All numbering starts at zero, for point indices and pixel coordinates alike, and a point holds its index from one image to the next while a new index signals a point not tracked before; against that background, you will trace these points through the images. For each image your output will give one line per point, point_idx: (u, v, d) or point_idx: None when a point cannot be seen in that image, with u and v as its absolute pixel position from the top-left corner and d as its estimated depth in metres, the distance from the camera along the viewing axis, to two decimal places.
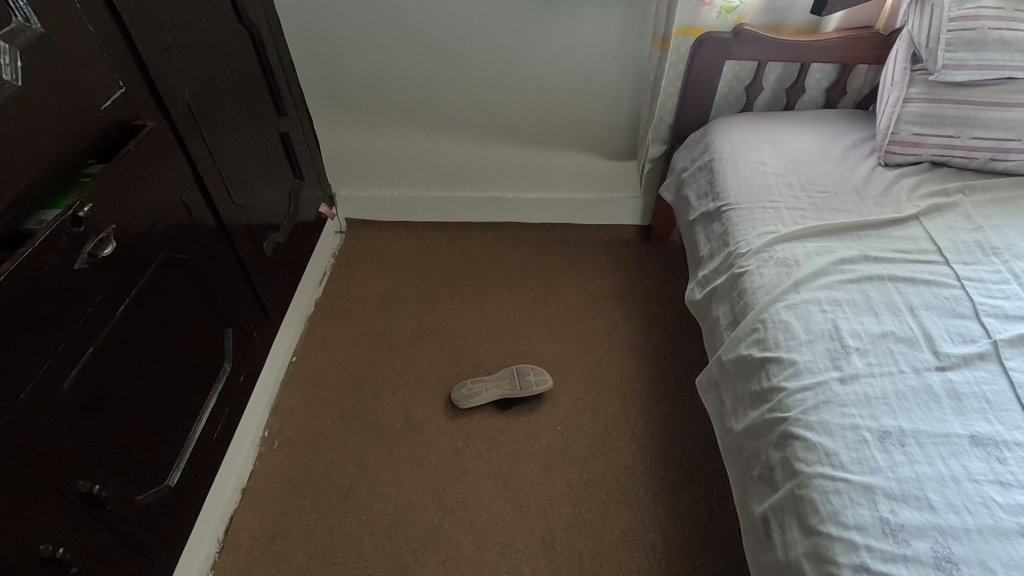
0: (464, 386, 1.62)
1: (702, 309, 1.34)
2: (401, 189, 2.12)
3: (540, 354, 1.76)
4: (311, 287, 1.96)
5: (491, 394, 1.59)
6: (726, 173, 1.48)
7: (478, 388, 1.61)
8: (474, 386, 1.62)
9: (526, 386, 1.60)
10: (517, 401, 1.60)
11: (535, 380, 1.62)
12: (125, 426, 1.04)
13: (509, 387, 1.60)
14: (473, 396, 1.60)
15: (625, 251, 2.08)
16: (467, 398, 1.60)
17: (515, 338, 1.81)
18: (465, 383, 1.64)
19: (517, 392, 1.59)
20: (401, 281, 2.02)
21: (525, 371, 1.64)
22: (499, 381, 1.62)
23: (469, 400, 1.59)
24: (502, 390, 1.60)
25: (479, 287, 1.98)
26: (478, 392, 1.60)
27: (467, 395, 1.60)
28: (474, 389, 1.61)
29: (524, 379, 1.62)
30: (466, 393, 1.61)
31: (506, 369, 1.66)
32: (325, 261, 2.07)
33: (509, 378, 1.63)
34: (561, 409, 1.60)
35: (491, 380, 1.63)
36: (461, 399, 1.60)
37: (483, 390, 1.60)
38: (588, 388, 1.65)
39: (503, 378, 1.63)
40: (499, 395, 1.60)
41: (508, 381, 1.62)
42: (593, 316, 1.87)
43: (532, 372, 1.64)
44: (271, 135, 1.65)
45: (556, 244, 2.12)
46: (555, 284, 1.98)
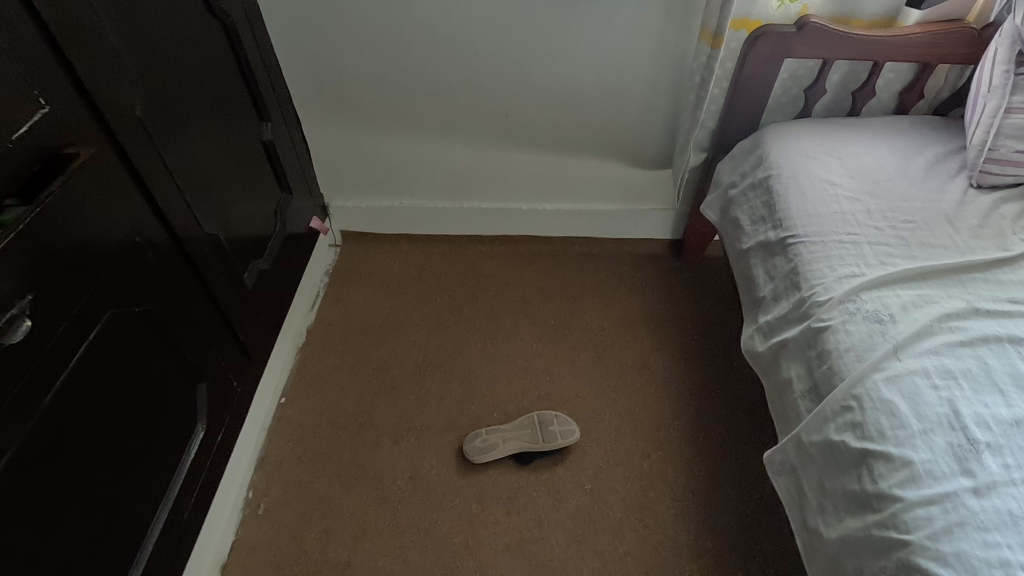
0: (479, 437, 1.42)
1: (765, 363, 1.13)
2: (403, 199, 1.89)
3: (562, 394, 1.55)
4: (302, 313, 1.74)
5: (509, 448, 1.39)
6: (789, 195, 1.25)
7: (495, 440, 1.41)
8: (491, 436, 1.42)
9: (549, 440, 1.39)
10: (539, 455, 1.40)
11: (559, 432, 1.41)
12: (59, 537, 0.84)
13: (529, 439, 1.40)
14: (489, 449, 1.39)
15: (653, 270, 1.86)
16: (483, 452, 1.39)
17: (534, 374, 1.60)
18: (480, 432, 1.43)
19: (538, 446, 1.39)
20: (403, 304, 1.80)
21: (547, 420, 1.43)
22: (519, 432, 1.42)
23: (484, 454, 1.39)
24: (522, 444, 1.39)
25: (492, 313, 1.76)
26: (496, 444, 1.40)
27: (481, 449, 1.40)
28: (491, 440, 1.41)
29: (547, 430, 1.41)
30: (482, 444, 1.40)
31: (526, 416, 1.45)
32: (317, 281, 1.85)
33: (530, 428, 1.42)
34: (589, 463, 1.40)
35: (508, 429, 1.43)
36: (475, 452, 1.39)
37: (499, 443, 1.40)
38: (619, 438, 1.45)
39: (523, 429, 1.42)
40: (518, 449, 1.39)
41: (528, 432, 1.41)
42: (621, 349, 1.66)
43: (555, 421, 1.43)
44: (251, 145, 1.41)
45: (576, 261, 1.89)
46: (576, 308, 1.76)
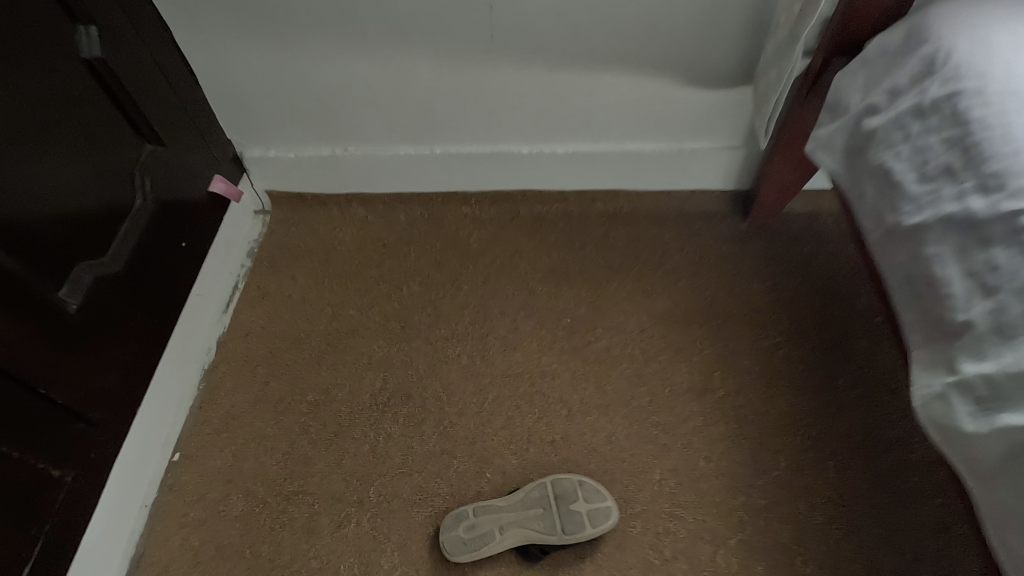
0: (465, 520, 0.93)
1: (984, 457, 0.61)
2: (349, 146, 1.30)
3: (588, 438, 1.05)
4: (207, 320, 1.22)
5: (507, 542, 0.91)
6: (1013, 128, 0.67)
7: (489, 527, 0.92)
8: (483, 520, 0.93)
9: (570, 529, 0.91)
10: (556, 548, 0.92)
11: (585, 514, 0.92)
12: None
13: (541, 528, 0.91)
14: (480, 543, 0.91)
15: (708, 240, 1.32)
16: (471, 546, 0.91)
17: (544, 407, 1.09)
18: (468, 511, 0.94)
19: (554, 539, 0.90)
20: (357, 300, 1.27)
21: (568, 494, 0.94)
22: (525, 514, 0.93)
23: (473, 550, 0.91)
24: (530, 536, 0.91)
25: (481, 310, 1.23)
26: (491, 533, 0.92)
27: (465, 544, 0.92)
28: (482, 527, 0.92)
29: (568, 511, 0.92)
30: (469, 534, 0.92)
31: (534, 484, 0.96)
32: (233, 267, 1.31)
33: (541, 507, 0.93)
34: (630, 557, 0.93)
35: (509, 509, 0.93)
36: (458, 548, 0.91)
37: (492, 535, 0.92)
38: (675, 513, 0.96)
39: (532, 508, 0.93)
40: (524, 542, 0.91)
41: (539, 515, 0.92)
42: (670, 363, 1.14)
43: (579, 495, 0.94)
44: (53, 70, 0.83)
45: (600, 228, 1.35)
46: (603, 301, 1.23)
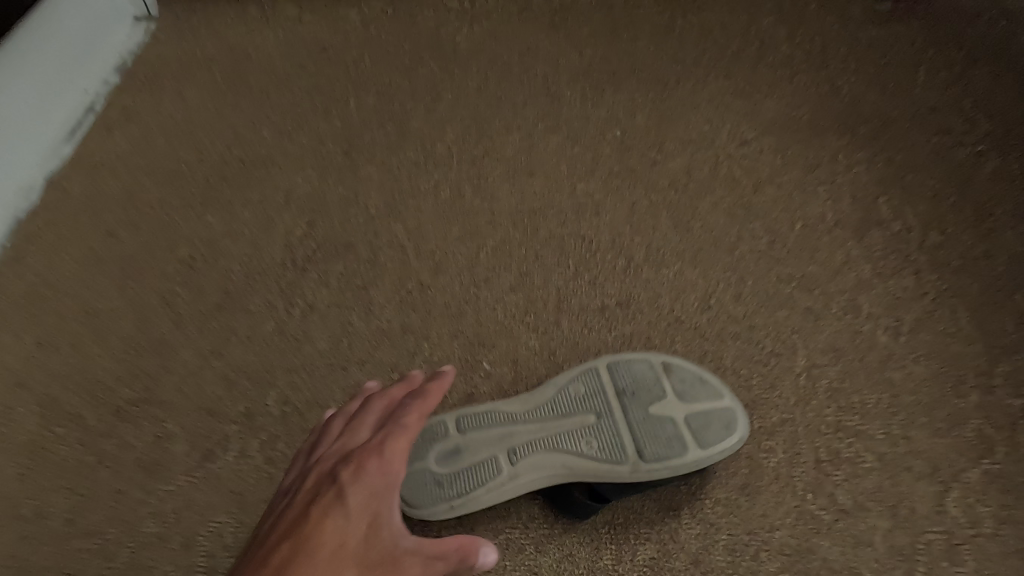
0: (441, 442, 0.47)
1: None
2: None
3: (666, 302, 0.58)
4: (32, 149, 0.75)
5: (527, 479, 0.45)
6: None
7: (489, 453, 0.46)
8: (477, 441, 0.47)
9: (655, 454, 0.44)
10: (623, 493, 0.46)
11: (682, 425, 0.46)
12: None
13: (595, 453, 0.45)
14: (472, 484, 0.45)
15: (833, 23, 0.83)
16: (453, 491, 0.45)
17: (583, 259, 0.62)
18: (445, 424, 0.48)
19: (622, 474, 0.44)
20: (276, 118, 0.79)
21: (645, 389, 0.47)
22: (561, 428, 0.47)
23: (457, 498, 0.45)
24: (573, 470, 0.45)
25: (473, 125, 0.76)
26: (494, 465, 0.46)
27: (440, 488, 0.45)
28: (476, 453, 0.46)
29: (647, 419, 0.46)
30: (449, 468, 0.46)
31: (575, 374, 0.49)
32: (92, 82, 0.84)
33: (593, 415, 0.47)
34: (770, 511, 0.46)
35: (528, 420, 0.47)
36: (427, 496, 0.45)
37: (497, 467, 0.45)
38: (847, 425, 0.50)
39: (574, 416, 0.47)
40: (560, 480, 0.45)
41: (589, 429, 0.46)
42: (798, 188, 0.66)
43: (669, 390, 0.47)
44: None
45: (661, 12, 0.86)
46: (671, 107, 0.75)
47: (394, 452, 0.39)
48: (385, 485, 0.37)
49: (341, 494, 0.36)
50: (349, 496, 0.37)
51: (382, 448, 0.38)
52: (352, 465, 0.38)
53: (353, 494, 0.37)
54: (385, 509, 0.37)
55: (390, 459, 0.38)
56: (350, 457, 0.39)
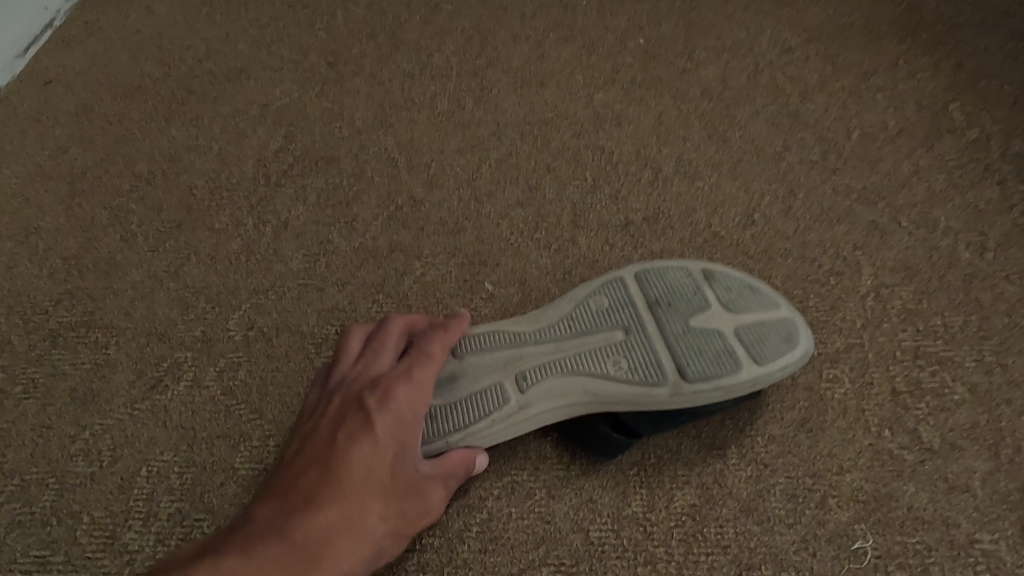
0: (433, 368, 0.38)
1: None
2: None
3: (700, 216, 0.49)
4: None
5: (543, 409, 0.37)
6: None
7: (494, 379, 0.37)
8: (478, 365, 0.38)
9: (700, 373, 0.36)
10: (660, 427, 0.37)
11: (730, 338, 0.37)
12: None
13: (625, 374, 0.36)
14: (474, 415, 0.36)
15: None
16: (450, 426, 0.36)
17: (602, 171, 0.53)
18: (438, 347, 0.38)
19: (659, 397, 0.36)
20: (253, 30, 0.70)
21: (683, 299, 0.38)
22: (581, 348, 0.38)
23: (455, 435, 0.36)
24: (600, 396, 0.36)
25: (475, 33, 0.66)
26: (501, 393, 0.37)
27: (436, 419, 0.36)
28: (478, 380, 0.37)
29: (688, 333, 0.37)
30: (445, 398, 0.37)
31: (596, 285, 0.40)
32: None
33: (621, 331, 0.38)
34: (837, 450, 0.37)
35: (540, 339, 0.38)
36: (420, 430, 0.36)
37: (505, 395, 0.37)
38: (926, 350, 0.41)
39: (596, 333, 0.38)
40: (584, 408, 0.37)
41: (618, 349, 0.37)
42: (854, 95, 0.57)
43: (713, 299, 0.38)
44: None
45: None
46: (702, 12, 0.66)
47: (424, 377, 0.36)
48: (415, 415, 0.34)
49: (370, 422, 0.33)
50: (378, 425, 0.33)
51: (411, 372, 0.35)
52: (381, 391, 0.34)
53: (380, 422, 0.34)
54: (415, 435, 0.34)
55: (423, 390, 0.35)
56: (376, 383, 0.35)
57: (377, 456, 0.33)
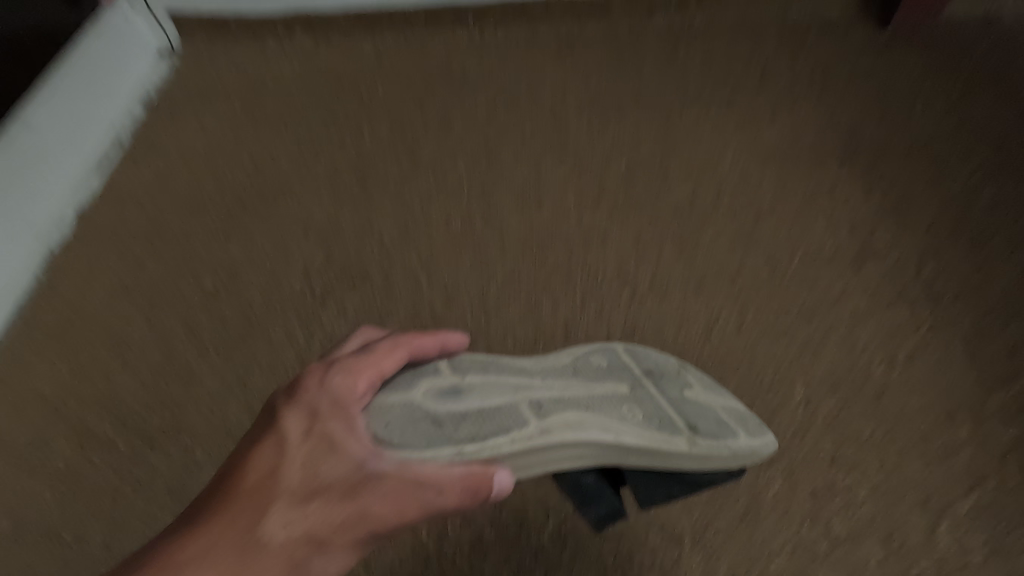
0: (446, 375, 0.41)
1: None
2: None
3: (669, 331, 0.61)
4: (62, 174, 0.79)
5: (563, 431, 0.39)
6: None
7: (505, 401, 0.41)
8: (487, 384, 0.42)
9: (706, 432, 0.44)
10: (649, 493, 0.45)
11: (714, 413, 0.46)
12: None
13: (641, 418, 0.43)
14: (492, 432, 0.39)
15: (832, 55, 0.86)
16: (460, 434, 0.38)
17: (590, 288, 0.65)
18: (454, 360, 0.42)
19: (676, 445, 0.42)
20: (295, 149, 0.82)
21: (670, 378, 0.48)
22: (583, 384, 0.44)
23: (468, 445, 0.38)
24: (609, 431, 0.41)
25: (484, 156, 0.79)
26: (504, 410, 0.40)
27: (437, 430, 0.38)
28: (483, 395, 0.41)
29: (683, 403, 0.46)
30: (453, 414, 0.39)
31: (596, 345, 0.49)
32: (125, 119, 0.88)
33: (620, 384, 0.46)
34: (769, 538, 0.49)
35: (549, 379, 0.44)
36: (429, 437, 0.37)
37: (524, 418, 0.40)
38: (844, 453, 0.52)
39: (606, 385, 0.45)
40: (602, 441, 0.40)
41: (617, 394, 0.45)
42: (799, 218, 0.69)
43: (691, 379, 0.48)
44: None
45: (663, 46, 0.89)
46: (675, 136, 0.78)
47: (343, 371, 0.37)
48: (333, 406, 0.36)
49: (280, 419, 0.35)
50: (286, 420, 0.36)
51: (331, 367, 0.38)
52: (295, 388, 0.37)
53: (292, 417, 0.36)
54: (337, 430, 0.36)
55: (340, 384, 0.37)
56: (295, 384, 0.38)
57: (289, 458, 0.34)
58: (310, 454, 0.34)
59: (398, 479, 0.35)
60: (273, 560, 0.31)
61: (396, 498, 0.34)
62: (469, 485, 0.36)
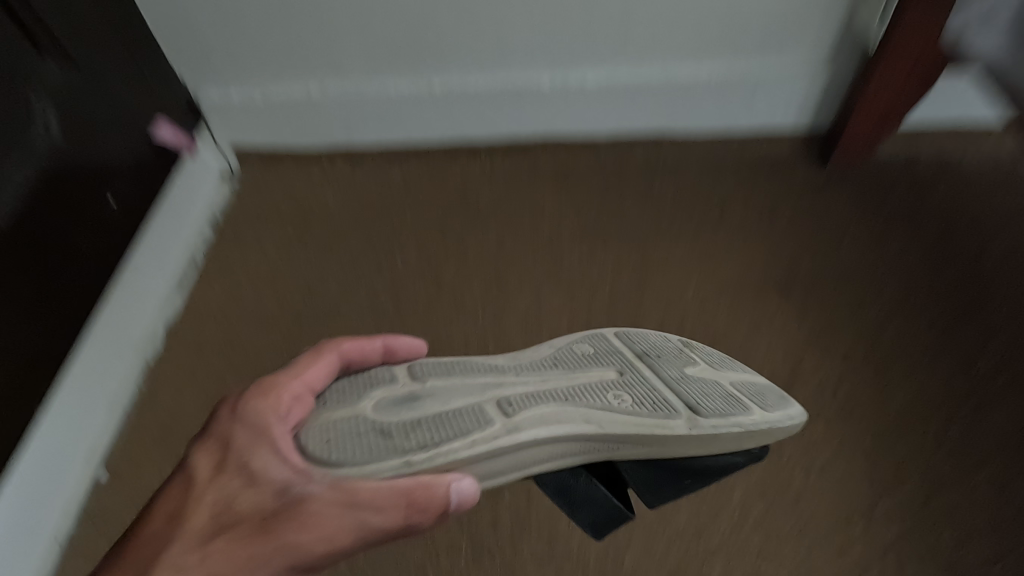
0: (399, 387, 0.56)
1: None
2: (330, 79, 1.06)
3: None
4: (153, 299, 0.95)
5: (549, 424, 0.54)
6: None
7: (460, 406, 0.55)
8: (445, 389, 0.57)
9: (706, 409, 0.60)
10: (660, 484, 0.61)
11: (718, 390, 0.64)
12: None
13: (638, 403, 0.58)
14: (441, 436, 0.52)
15: (779, 192, 1.04)
16: (410, 442, 0.51)
17: None
18: (399, 373, 0.57)
19: (676, 422, 0.58)
20: (339, 272, 1.01)
21: (666, 358, 0.66)
22: (569, 377, 0.60)
23: (409, 455, 0.50)
24: (596, 422, 0.56)
25: (494, 281, 0.97)
26: (461, 413, 0.54)
27: (376, 445, 0.50)
28: (435, 404, 0.55)
29: (680, 377, 0.63)
30: (402, 419, 0.53)
31: (583, 334, 0.68)
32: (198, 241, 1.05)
33: (611, 370, 0.63)
34: None
35: (529, 381, 0.59)
36: (378, 441, 0.50)
37: (504, 415, 0.54)
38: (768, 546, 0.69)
39: (600, 374, 0.62)
40: (591, 429, 0.55)
41: (608, 377, 0.62)
42: (745, 344, 0.86)
43: (687, 365, 0.66)
44: None
45: (642, 179, 1.08)
46: (649, 266, 0.97)
47: (254, 406, 0.51)
48: (259, 435, 0.49)
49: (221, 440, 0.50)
50: (230, 439, 0.49)
51: (262, 393, 0.52)
52: (239, 411, 0.51)
53: (236, 437, 0.49)
54: (260, 454, 0.48)
55: (272, 408, 0.51)
56: (236, 408, 0.51)
57: (208, 483, 0.48)
58: (231, 488, 0.47)
59: (325, 500, 0.46)
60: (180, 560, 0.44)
61: (335, 517, 0.45)
62: (402, 498, 0.47)
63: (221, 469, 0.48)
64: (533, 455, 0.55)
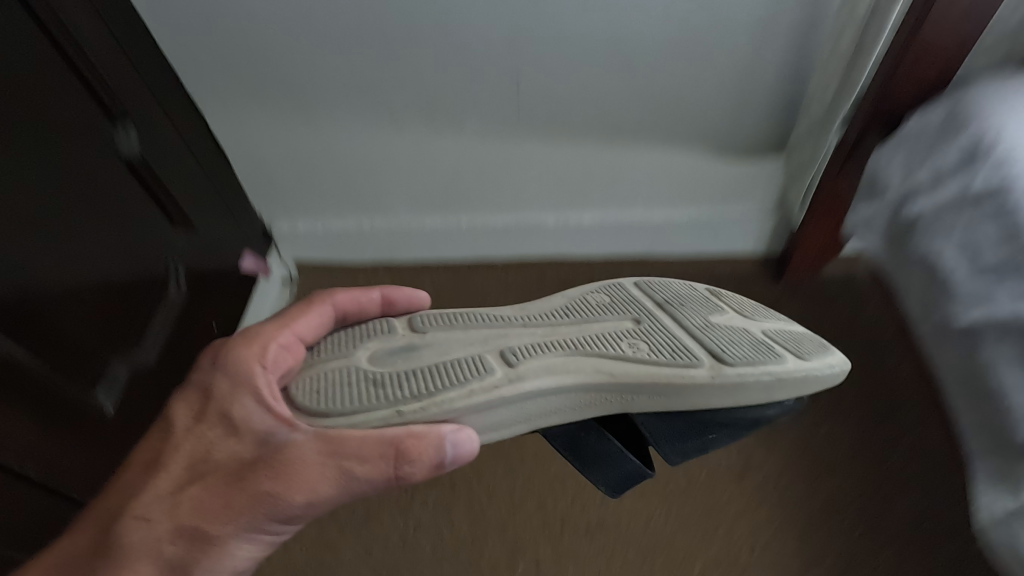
0: (397, 339, 0.70)
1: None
2: (376, 218, 1.28)
3: (624, 523, 1.00)
4: None
5: (543, 365, 0.68)
6: None
7: (458, 354, 0.69)
8: (437, 343, 0.70)
9: (725, 356, 0.71)
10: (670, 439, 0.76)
11: (747, 341, 0.75)
12: None
13: (657, 353, 0.71)
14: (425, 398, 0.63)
15: None
16: (405, 392, 0.63)
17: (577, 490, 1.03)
18: (398, 325, 0.71)
19: (699, 366, 0.70)
20: None
21: (685, 305, 0.79)
22: (582, 327, 0.74)
23: (393, 414, 0.62)
24: (605, 369, 0.69)
25: None
26: (453, 364, 0.67)
27: (352, 394, 0.63)
28: (419, 357, 0.68)
29: (701, 323, 0.76)
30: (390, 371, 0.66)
31: (600, 286, 0.83)
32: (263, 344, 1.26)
33: (629, 319, 0.77)
34: None
35: (533, 333, 0.73)
36: (374, 394, 0.63)
37: (487, 362, 0.68)
38: None
39: (616, 323, 0.76)
40: (599, 378, 0.69)
41: (627, 325, 0.76)
42: None
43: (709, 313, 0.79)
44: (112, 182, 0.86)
45: None
46: None
47: (240, 352, 0.62)
48: (246, 379, 0.60)
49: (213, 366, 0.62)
50: (218, 380, 0.61)
51: (246, 344, 0.63)
52: (224, 355, 0.62)
53: (224, 377, 0.61)
54: (248, 401, 0.59)
55: (253, 351, 0.62)
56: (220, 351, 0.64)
57: (191, 429, 0.59)
58: (214, 436, 0.59)
59: (309, 459, 0.56)
60: (166, 502, 0.56)
61: (311, 478, 0.55)
62: (380, 454, 0.56)
63: (199, 419, 0.60)
64: (535, 400, 0.68)
